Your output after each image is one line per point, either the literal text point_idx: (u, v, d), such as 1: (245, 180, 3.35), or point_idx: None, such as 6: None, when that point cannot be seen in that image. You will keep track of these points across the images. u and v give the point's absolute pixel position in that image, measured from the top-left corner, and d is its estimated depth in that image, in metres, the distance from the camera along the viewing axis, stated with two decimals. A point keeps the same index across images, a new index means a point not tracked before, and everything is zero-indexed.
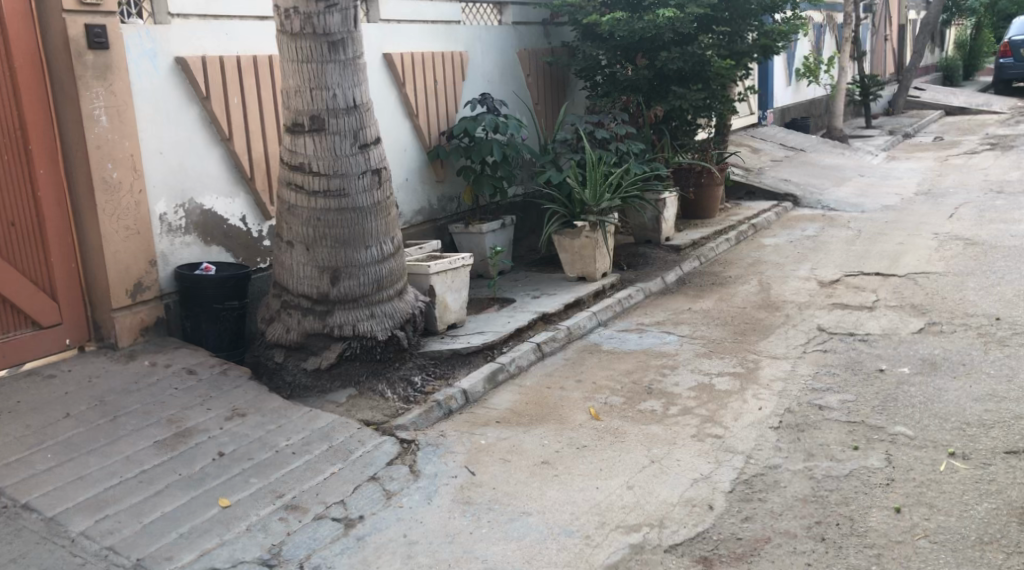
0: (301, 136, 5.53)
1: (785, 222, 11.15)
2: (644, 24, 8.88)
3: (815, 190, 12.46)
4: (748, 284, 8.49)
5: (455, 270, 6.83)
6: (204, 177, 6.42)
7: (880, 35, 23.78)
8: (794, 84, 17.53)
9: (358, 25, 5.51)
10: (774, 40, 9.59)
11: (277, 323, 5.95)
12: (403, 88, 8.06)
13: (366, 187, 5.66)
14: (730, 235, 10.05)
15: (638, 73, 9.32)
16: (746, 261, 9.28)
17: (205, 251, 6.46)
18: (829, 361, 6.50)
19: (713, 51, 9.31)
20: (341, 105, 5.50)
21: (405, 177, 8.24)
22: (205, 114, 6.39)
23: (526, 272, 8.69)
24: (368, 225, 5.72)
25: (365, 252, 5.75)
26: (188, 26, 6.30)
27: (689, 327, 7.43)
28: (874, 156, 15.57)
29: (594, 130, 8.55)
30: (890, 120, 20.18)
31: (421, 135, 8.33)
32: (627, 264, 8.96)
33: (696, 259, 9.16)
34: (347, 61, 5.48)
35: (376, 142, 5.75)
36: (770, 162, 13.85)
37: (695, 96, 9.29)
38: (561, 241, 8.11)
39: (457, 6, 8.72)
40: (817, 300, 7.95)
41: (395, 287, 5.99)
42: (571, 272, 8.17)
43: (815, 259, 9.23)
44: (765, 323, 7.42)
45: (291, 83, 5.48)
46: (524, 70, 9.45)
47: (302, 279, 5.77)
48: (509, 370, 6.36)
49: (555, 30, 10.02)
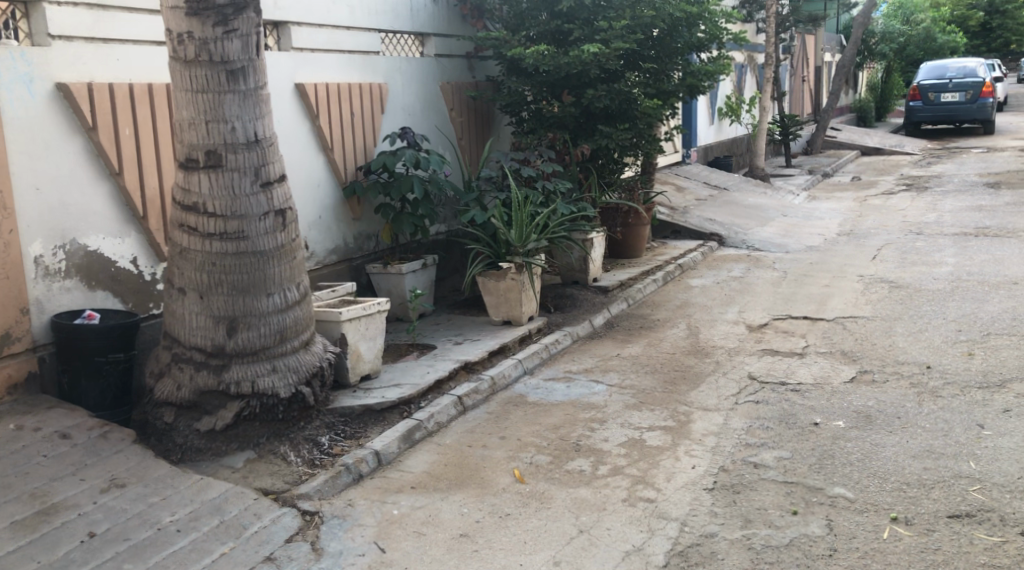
0: (195, 173, 5.00)
1: (712, 262, 10.86)
2: (569, 60, 8.55)
3: (740, 230, 12.27)
4: (677, 328, 8.10)
5: (369, 316, 6.27)
6: (88, 216, 5.88)
7: (798, 76, 24.09)
8: (716, 124, 17.50)
9: (261, 53, 5.01)
10: (701, 78, 9.35)
11: (167, 379, 5.38)
12: (316, 120, 7.53)
13: (268, 229, 5.14)
14: (658, 276, 9.73)
15: (564, 110, 8.96)
16: (675, 303, 8.95)
17: (89, 297, 5.90)
18: (763, 413, 6.05)
19: (640, 89, 9.00)
20: (240, 140, 4.98)
21: (318, 215, 7.68)
22: (90, 146, 5.86)
23: (448, 313, 8.14)
24: (269, 271, 5.19)
25: (266, 300, 5.22)
26: (71, 50, 5.79)
27: (618, 375, 6.89)
28: (796, 196, 15.51)
29: (520, 168, 8.05)
30: (809, 160, 20.33)
31: (336, 169, 7.78)
32: (554, 306, 8.49)
33: (624, 301, 8.79)
34: (248, 92, 4.95)
35: (281, 179, 5.24)
36: (695, 201, 13.66)
37: (622, 136, 9.03)
38: (486, 283, 7.52)
39: (376, 36, 8.25)
40: (746, 345, 7.54)
41: (300, 339, 5.46)
42: (496, 316, 7.58)
43: (743, 301, 8.92)
44: (696, 372, 6.92)
45: (185, 114, 4.95)
46: (447, 104, 9.01)
47: (195, 331, 5.22)
48: (428, 428, 5.84)
49: (480, 64, 9.57)
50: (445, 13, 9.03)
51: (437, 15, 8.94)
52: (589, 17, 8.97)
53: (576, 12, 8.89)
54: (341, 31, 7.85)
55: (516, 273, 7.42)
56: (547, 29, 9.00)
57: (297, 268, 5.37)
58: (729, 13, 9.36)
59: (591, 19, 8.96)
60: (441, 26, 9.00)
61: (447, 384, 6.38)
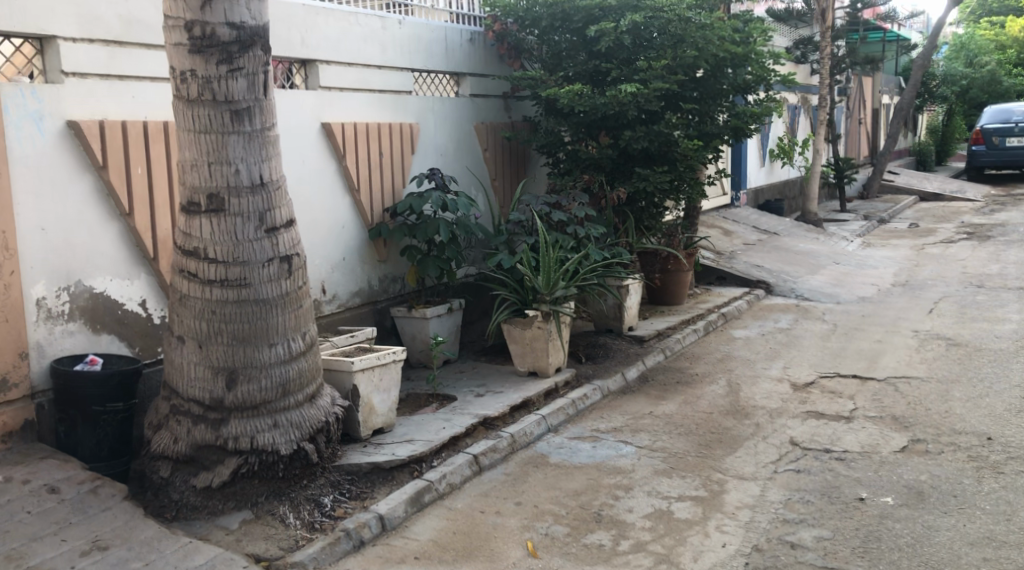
0: (197, 217, 4.75)
1: (757, 311, 10.40)
2: (605, 101, 8.24)
3: (789, 277, 11.79)
4: (716, 384, 7.67)
5: (383, 367, 5.96)
6: (95, 257, 5.67)
7: (855, 118, 23.52)
8: (767, 166, 17.04)
9: (269, 93, 4.76)
10: (746, 121, 8.95)
11: (165, 432, 5.12)
12: (342, 160, 7.26)
13: (271, 276, 4.85)
14: (699, 325, 9.32)
15: (600, 152, 8.65)
16: (715, 356, 8.52)
17: (93, 341, 5.68)
18: (804, 486, 5.59)
19: (681, 131, 8.63)
20: (244, 183, 4.72)
21: (342, 257, 7.38)
22: (101, 185, 5.66)
23: (474, 361, 7.81)
24: (273, 320, 4.89)
25: (268, 350, 4.92)
26: (86, 86, 5.60)
27: (649, 436, 6.48)
28: (850, 242, 14.96)
29: (552, 212, 7.72)
30: (866, 204, 19.73)
31: (362, 211, 7.49)
32: (585, 356, 8.11)
33: (661, 352, 8.38)
34: (253, 133, 4.70)
35: (288, 224, 4.96)
36: (742, 246, 13.21)
37: (660, 179, 8.58)
38: (512, 331, 7.19)
39: (408, 74, 8.01)
40: (789, 406, 7.07)
41: (305, 392, 5.16)
42: (522, 366, 7.23)
43: (788, 356, 8.45)
44: (733, 435, 6.49)
45: (187, 155, 4.71)
46: (481, 144, 8.74)
47: (193, 381, 4.95)
48: (438, 489, 5.49)
49: (517, 104, 9.29)
50: (481, 52, 8.79)
51: (473, 54, 8.70)
52: (629, 56, 8.65)
53: (615, 52, 8.59)
54: (371, 70, 7.61)
55: (542, 322, 7.07)
56: (586, 69, 8.70)
57: (303, 317, 5.08)
58: (777, 54, 8.97)
59: (631, 59, 8.64)
60: (477, 65, 8.76)
61: (463, 441, 6.03)
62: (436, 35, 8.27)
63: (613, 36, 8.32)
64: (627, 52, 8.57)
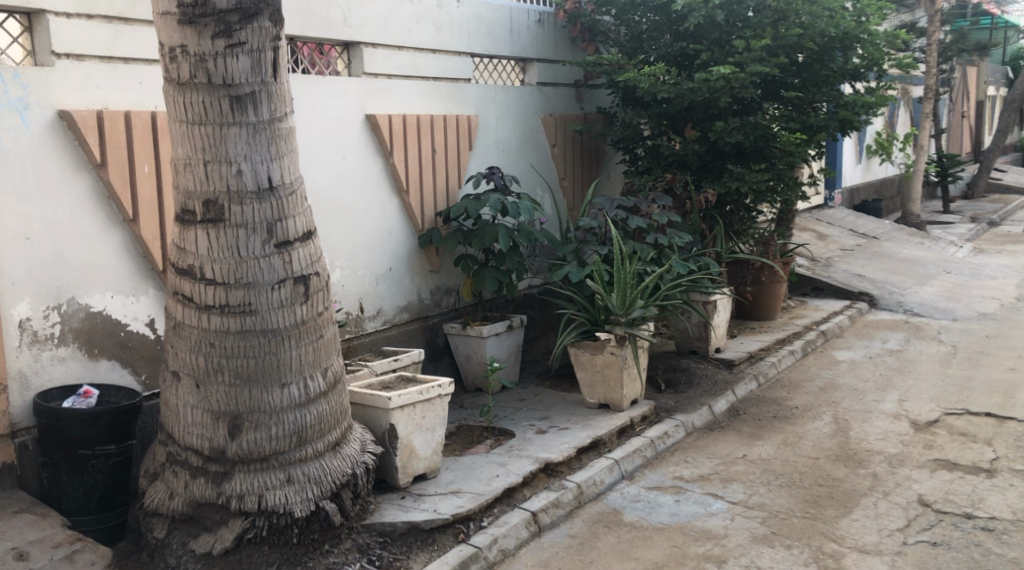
0: (191, 228, 3.86)
1: (861, 329, 9.25)
2: (693, 87, 7.17)
3: (895, 289, 10.60)
4: (820, 421, 6.58)
5: (426, 402, 4.94)
6: (92, 270, 4.84)
7: (957, 112, 21.94)
8: (864, 163, 15.72)
9: (281, 75, 3.83)
10: (857, 111, 7.71)
11: (160, 484, 4.24)
12: (389, 156, 6.30)
13: (282, 301, 3.92)
14: (796, 346, 8.24)
15: (686, 147, 7.57)
16: (816, 385, 7.43)
17: (90, 368, 4.83)
18: (945, 566, 4.48)
19: (779, 123, 7.51)
20: (248, 186, 3.80)
21: (389, 267, 6.41)
22: (100, 186, 4.84)
23: (537, 386, 6.83)
24: (283, 355, 3.96)
25: (279, 392, 3.99)
26: (83, 69, 4.78)
27: (743, 488, 5.41)
28: (958, 249, 13.66)
29: (628, 217, 6.67)
30: (972, 206, 18.27)
31: (412, 214, 6.51)
32: (665, 384, 7.09)
33: (754, 379, 7.31)
34: (259, 125, 3.77)
35: (306, 237, 4.00)
36: (840, 252, 12.01)
37: (755, 178, 7.43)
38: (580, 355, 6.21)
39: (468, 60, 7.05)
40: (912, 453, 5.97)
41: (327, 440, 4.20)
42: (591, 398, 6.24)
43: (904, 388, 7.32)
44: (846, 490, 5.39)
45: (180, 151, 3.82)
46: (548, 138, 7.75)
47: (190, 428, 4.06)
48: (488, 558, 4.53)
49: (590, 93, 8.30)
50: (549, 36, 7.79)
51: (542, 37, 7.73)
52: (722, 39, 7.55)
53: (705, 31, 7.50)
54: (426, 54, 6.65)
55: (616, 346, 6.06)
56: (670, 52, 7.67)
57: (325, 351, 4.12)
58: (896, 36, 7.71)
59: (724, 41, 7.55)
60: (545, 50, 7.76)
61: (520, 493, 5.05)
62: (500, 16, 7.30)
63: (702, 13, 7.24)
64: (719, 32, 7.47)
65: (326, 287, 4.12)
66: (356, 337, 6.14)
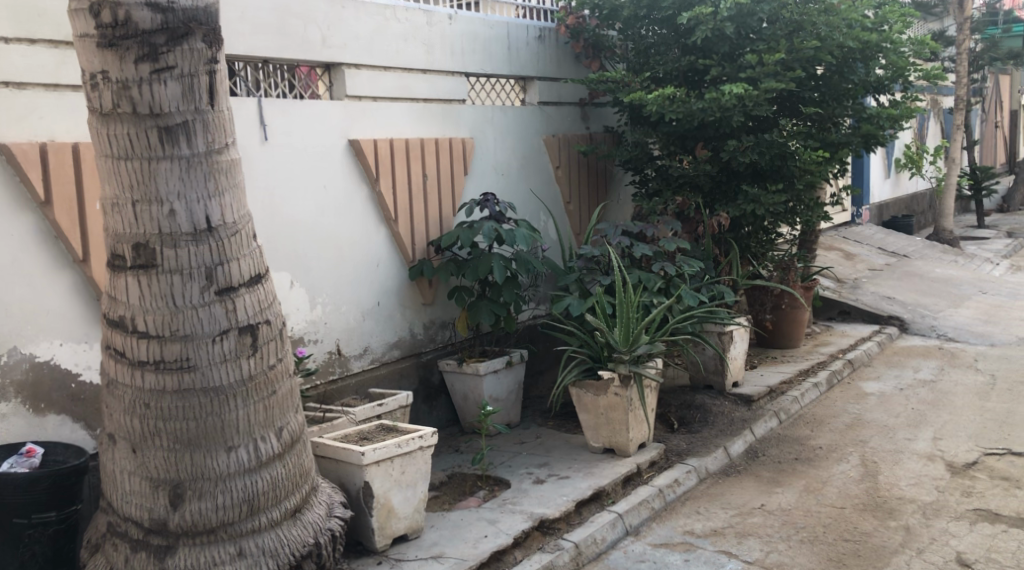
0: (121, 275, 3.43)
1: (891, 358, 8.71)
2: (704, 106, 6.65)
3: (928, 312, 10.07)
4: (847, 464, 6.05)
5: (406, 456, 4.45)
6: (38, 316, 4.43)
7: (990, 123, 21.31)
8: (893, 178, 15.14)
9: (219, 101, 3.41)
10: (881, 125, 7.25)
11: (100, 558, 3.69)
12: (376, 183, 5.72)
13: (226, 354, 3.46)
14: (820, 378, 7.70)
15: (698, 168, 7.07)
16: (843, 421, 6.90)
17: (34, 424, 4.41)
18: None
19: (798, 141, 6.96)
20: (183, 228, 3.37)
21: (377, 301, 5.84)
22: (45, 225, 4.43)
23: (539, 426, 6.32)
24: (227, 415, 3.47)
25: (225, 456, 3.49)
26: (24, 99, 4.38)
27: (760, 544, 4.88)
28: (993, 268, 13.11)
29: (634, 244, 6.13)
30: (1007, 221, 17.66)
31: (402, 244, 5.93)
32: (679, 422, 6.57)
33: (775, 416, 6.78)
34: (193, 158, 3.35)
35: (252, 282, 3.54)
36: (868, 272, 11.45)
37: (772, 200, 6.91)
38: (582, 396, 5.65)
39: (462, 80, 6.49)
40: (948, 501, 5.45)
41: (284, 507, 3.66)
42: (596, 443, 5.68)
43: (938, 426, 6.80)
44: (875, 546, 4.86)
45: (106, 189, 3.41)
46: (551, 160, 7.31)
47: (128, 497, 3.57)
48: None
49: (596, 112, 7.85)
50: (551, 52, 7.35)
51: (543, 54, 7.27)
52: (734, 53, 7.07)
53: (715, 45, 7.01)
54: (416, 75, 6.08)
55: (620, 387, 5.49)
56: (678, 68, 7.11)
57: (279, 409, 3.62)
58: (921, 44, 7.21)
59: (736, 55, 7.06)
60: (547, 68, 7.31)
61: (510, 556, 4.56)
62: (497, 34, 6.81)
63: (711, 26, 6.74)
64: (731, 45, 6.96)
65: (279, 337, 3.65)
66: (341, 379, 5.59)
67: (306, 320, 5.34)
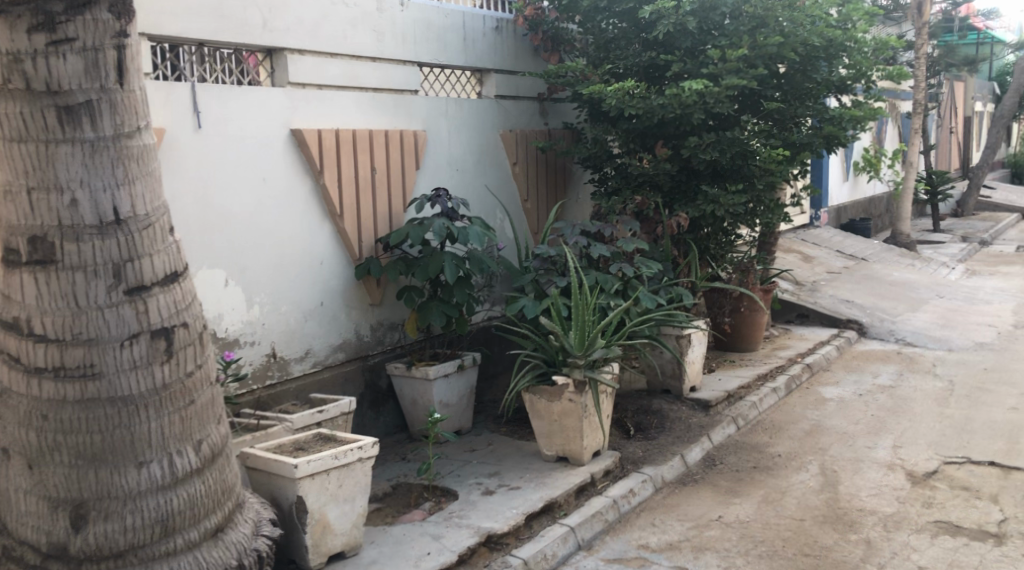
0: (16, 272, 3.13)
1: (849, 362, 8.60)
2: (664, 102, 6.44)
3: (886, 317, 9.99)
4: (806, 473, 5.89)
5: (344, 468, 4.18)
6: None
7: (946, 127, 21.48)
8: (851, 180, 15.12)
9: (129, 80, 3.13)
10: (843, 126, 7.08)
11: None
12: (320, 176, 5.45)
13: (136, 360, 3.15)
14: (779, 383, 7.55)
15: (657, 166, 6.86)
16: (802, 428, 6.75)
17: None
18: None
19: (759, 140, 6.76)
20: (87, 220, 3.08)
21: (319, 301, 5.58)
22: None
23: (490, 433, 6.08)
24: (136, 428, 3.17)
25: (135, 473, 3.18)
26: None
27: (717, 560, 4.68)
28: (949, 272, 13.13)
29: (591, 245, 5.89)
30: (962, 226, 17.77)
31: (347, 241, 5.67)
32: (635, 428, 6.36)
33: (733, 422, 6.60)
34: (99, 142, 3.07)
35: (166, 281, 3.25)
36: (827, 275, 11.37)
37: (732, 200, 6.72)
38: (534, 401, 5.39)
39: (415, 70, 6.22)
40: (909, 512, 5.30)
41: (203, 527, 3.34)
42: (549, 450, 5.43)
43: (898, 433, 6.67)
44: (835, 560, 4.69)
45: (1, 177, 3.11)
46: (508, 156, 7.07)
47: (25, 517, 3.26)
48: None
49: (554, 107, 7.61)
50: (508, 44, 7.10)
51: (500, 45, 7.02)
52: (697, 48, 6.87)
53: (675, 40, 6.81)
54: (365, 63, 5.81)
55: (575, 393, 5.26)
56: (638, 63, 6.95)
57: (197, 420, 3.32)
58: (885, 43, 7.05)
59: (699, 51, 6.86)
60: (503, 60, 7.06)
61: None
62: (452, 22, 6.54)
63: (672, 20, 6.53)
64: (693, 40, 6.76)
65: (198, 341, 3.34)
66: (281, 383, 5.34)
67: (241, 320, 5.08)
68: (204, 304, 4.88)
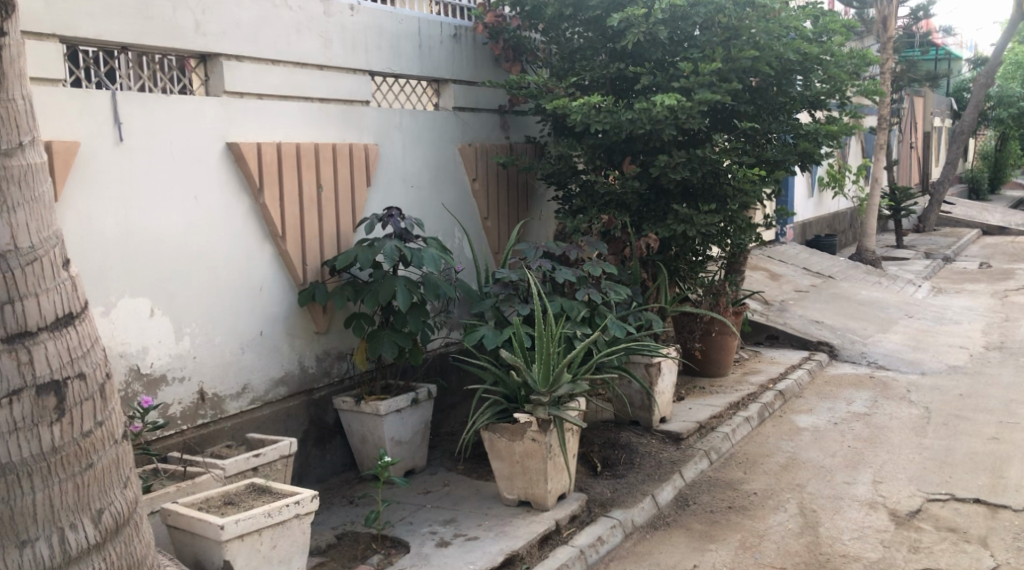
0: None
1: (822, 387, 8.28)
2: (633, 117, 6.04)
3: (857, 338, 9.70)
4: (784, 513, 5.50)
5: (279, 526, 3.73)
6: None
7: (907, 143, 21.45)
8: (816, 196, 14.90)
9: (6, 87, 2.67)
10: (819, 143, 6.72)
11: None
12: (259, 194, 4.98)
13: (16, 421, 2.64)
14: (752, 412, 7.19)
15: (624, 185, 6.46)
16: (777, 462, 6.38)
17: None
18: None
19: (732, 157, 6.38)
20: None
21: (258, 330, 5.09)
22: None
23: (446, 472, 5.63)
24: (15, 502, 2.66)
25: (15, 554, 2.68)
26: None
27: None
28: (916, 290, 12.92)
29: (556, 268, 5.43)
30: (925, 242, 17.66)
31: (290, 264, 5.19)
32: (602, 464, 5.95)
33: (706, 456, 6.21)
34: None
35: (59, 324, 2.73)
36: (795, 294, 11.08)
37: (704, 221, 6.33)
38: (494, 441, 4.95)
39: (366, 79, 5.78)
40: (895, 558, 4.93)
41: None
42: (510, 493, 5.00)
43: (877, 467, 6.32)
44: None
45: None
46: (467, 171, 6.65)
47: None
48: None
49: (517, 120, 7.20)
50: (467, 53, 6.68)
51: (458, 55, 6.60)
52: (667, 60, 6.49)
53: (644, 51, 6.43)
54: (311, 72, 5.35)
55: (539, 432, 4.81)
56: (606, 74, 6.51)
57: (96, 489, 2.80)
58: (862, 57, 6.70)
59: (669, 63, 6.49)
60: (462, 70, 6.64)
61: None
62: (407, 29, 6.10)
63: (642, 29, 6.15)
64: (663, 51, 6.38)
65: (98, 395, 2.82)
66: (215, 422, 4.86)
67: (169, 354, 4.60)
68: (126, 336, 4.40)
